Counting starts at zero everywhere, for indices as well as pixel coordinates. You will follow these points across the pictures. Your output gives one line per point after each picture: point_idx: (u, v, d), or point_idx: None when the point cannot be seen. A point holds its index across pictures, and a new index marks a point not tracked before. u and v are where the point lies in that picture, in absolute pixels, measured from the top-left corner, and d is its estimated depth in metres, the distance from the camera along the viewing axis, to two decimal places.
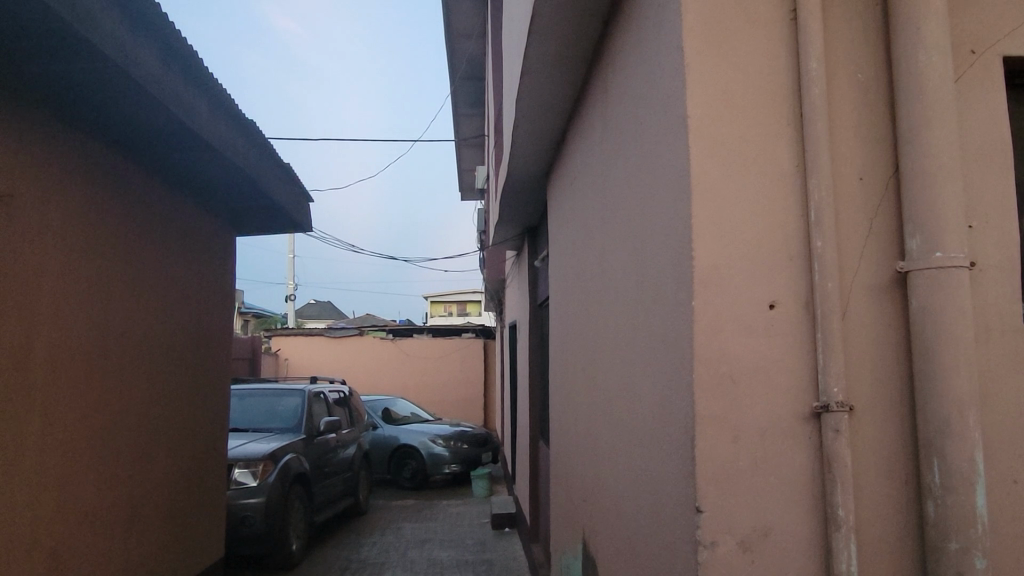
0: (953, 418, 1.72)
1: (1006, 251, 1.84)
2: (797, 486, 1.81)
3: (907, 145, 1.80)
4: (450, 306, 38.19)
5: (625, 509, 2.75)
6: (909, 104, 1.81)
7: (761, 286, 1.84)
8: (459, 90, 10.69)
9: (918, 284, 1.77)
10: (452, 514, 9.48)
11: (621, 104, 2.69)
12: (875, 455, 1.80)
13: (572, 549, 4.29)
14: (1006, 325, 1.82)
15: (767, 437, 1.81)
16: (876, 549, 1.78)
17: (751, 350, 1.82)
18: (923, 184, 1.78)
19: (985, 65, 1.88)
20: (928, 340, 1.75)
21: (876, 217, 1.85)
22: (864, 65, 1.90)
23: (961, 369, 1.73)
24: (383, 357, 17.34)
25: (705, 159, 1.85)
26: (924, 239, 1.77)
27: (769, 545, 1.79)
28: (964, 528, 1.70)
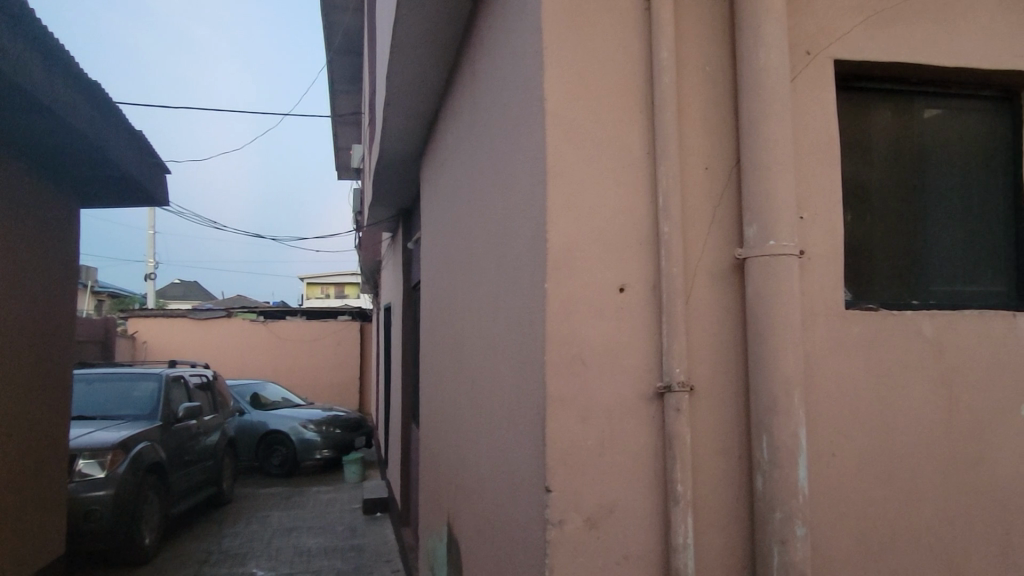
0: (781, 396, 1.83)
1: (832, 241, 1.98)
2: (641, 463, 1.87)
3: (747, 139, 1.90)
4: (327, 288, 37.21)
5: (484, 490, 2.76)
6: (751, 99, 1.89)
7: (612, 269, 1.88)
8: (334, 65, 10.32)
9: (754, 270, 1.87)
10: (321, 500, 9.24)
11: (487, 86, 2.66)
12: (711, 430, 1.90)
13: (438, 532, 4.29)
14: (831, 310, 1.97)
15: (614, 416, 1.86)
16: (711, 521, 1.88)
17: (600, 331, 1.86)
18: (761, 174, 1.87)
19: (818, 67, 2.00)
20: (762, 324, 1.85)
21: (719, 205, 1.94)
22: (712, 60, 1.97)
23: (790, 351, 1.84)
24: (252, 340, 16.61)
25: (561, 143, 1.87)
26: (760, 228, 1.87)
27: (614, 522, 1.84)
28: (788, 499, 1.81)
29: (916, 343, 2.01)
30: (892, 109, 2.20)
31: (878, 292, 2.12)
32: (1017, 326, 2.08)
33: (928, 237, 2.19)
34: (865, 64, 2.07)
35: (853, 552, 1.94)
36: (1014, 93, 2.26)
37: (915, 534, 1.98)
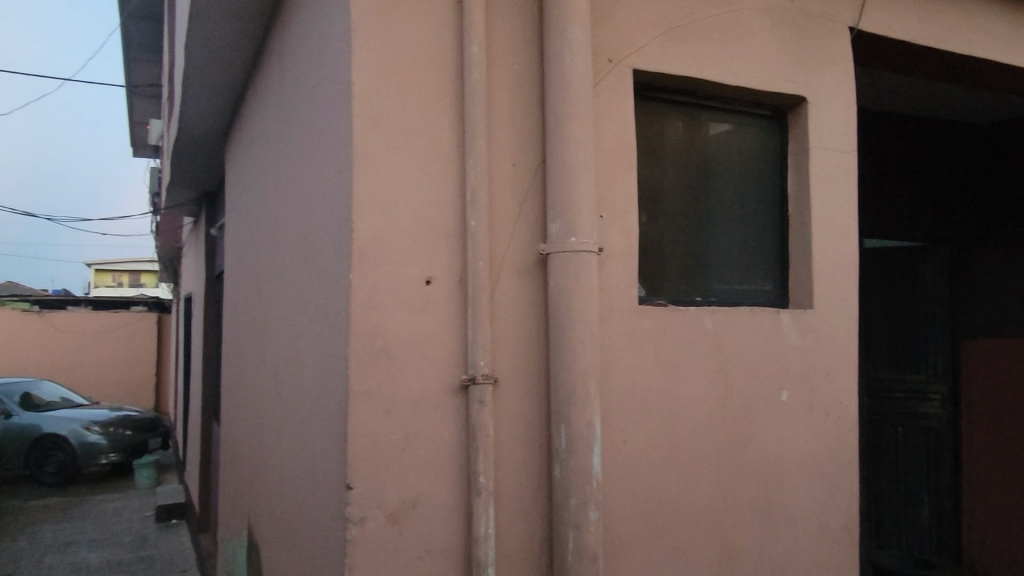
0: (578, 387, 1.91)
1: (627, 240, 2.10)
2: (445, 456, 1.87)
3: (552, 138, 1.95)
4: (120, 276, 33.78)
5: (285, 489, 2.62)
6: (556, 100, 1.95)
7: (418, 262, 1.85)
8: (130, 30, 9.35)
9: (555, 266, 1.94)
10: (107, 509, 8.37)
11: (295, 66, 2.53)
12: (513, 422, 1.94)
13: (238, 537, 4.04)
14: (624, 305, 2.09)
15: (418, 411, 1.84)
16: (512, 510, 1.92)
17: (406, 324, 1.83)
18: (563, 174, 1.94)
19: (617, 75, 2.11)
20: (563, 317, 1.92)
21: (524, 201, 1.98)
22: (520, 59, 2.01)
23: (588, 344, 1.93)
24: (25, 333, 14.66)
25: (369, 130, 1.82)
26: (562, 225, 1.93)
27: (416, 517, 1.82)
28: (582, 485, 1.90)
29: (698, 336, 2.19)
30: (683, 119, 2.38)
31: (666, 288, 2.29)
32: (780, 321, 2.34)
33: (710, 239, 2.40)
34: (659, 75, 2.22)
35: (640, 530, 2.08)
36: (783, 113, 2.53)
37: (693, 511, 2.17)
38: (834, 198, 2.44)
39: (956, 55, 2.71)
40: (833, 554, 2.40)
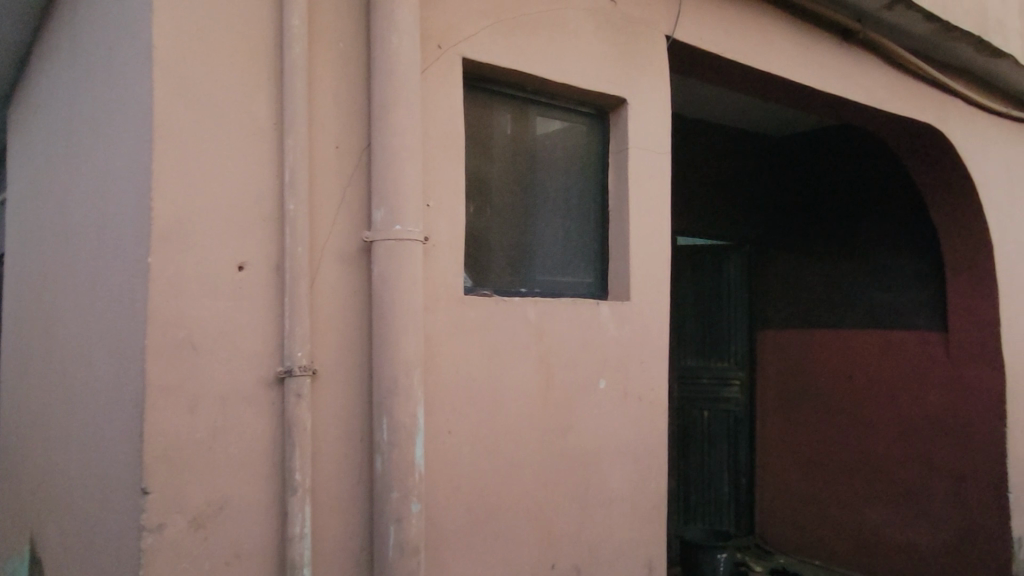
0: (401, 378, 1.87)
1: (454, 230, 2.09)
2: (257, 454, 1.75)
3: (377, 122, 1.89)
4: None
5: (72, 496, 2.34)
6: (382, 83, 1.89)
7: (229, 246, 1.72)
8: None
9: (379, 254, 1.88)
10: None
11: (87, 23, 2.25)
12: (333, 416, 1.86)
13: (17, 553, 3.57)
14: (450, 295, 2.08)
15: (227, 406, 1.71)
16: (330, 506, 1.85)
17: (214, 312, 1.70)
18: (389, 159, 1.88)
19: (446, 62, 2.09)
20: (386, 307, 1.87)
21: (348, 186, 1.91)
22: (345, 37, 1.93)
23: (412, 334, 1.89)
24: None
25: (172, 100, 1.66)
26: (387, 212, 1.88)
27: (224, 520, 1.70)
28: (404, 478, 1.86)
29: (522, 326, 2.23)
30: (511, 113, 2.41)
31: (492, 279, 2.33)
32: (599, 312, 2.44)
33: (536, 231, 2.46)
34: (488, 66, 2.22)
35: (463, 520, 2.09)
36: (605, 113, 2.64)
37: (515, 498, 2.21)
38: (651, 196, 2.58)
39: (757, 71, 2.97)
40: (645, 532, 2.54)
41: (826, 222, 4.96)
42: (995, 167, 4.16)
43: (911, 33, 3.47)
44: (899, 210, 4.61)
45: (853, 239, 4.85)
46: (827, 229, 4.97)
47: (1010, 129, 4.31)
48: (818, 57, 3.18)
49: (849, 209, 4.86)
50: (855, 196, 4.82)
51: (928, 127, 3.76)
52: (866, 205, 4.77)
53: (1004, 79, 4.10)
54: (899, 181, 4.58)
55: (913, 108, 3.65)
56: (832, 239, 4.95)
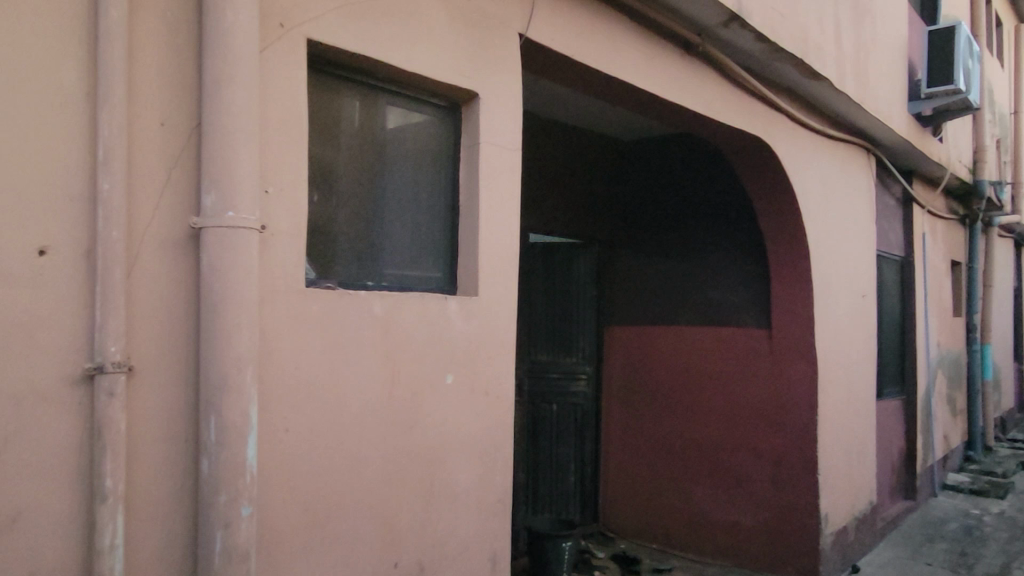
0: (231, 375, 1.75)
1: (294, 218, 1.99)
2: (59, 459, 1.58)
3: (208, 98, 1.76)
4: None
5: None
6: (214, 58, 1.76)
7: (27, 228, 1.54)
8: None
9: (208, 241, 1.75)
10: None
11: None
12: (152, 416, 1.71)
13: None
14: (289, 287, 1.98)
15: (22, 407, 1.52)
16: (148, 514, 1.70)
17: (8, 302, 1.51)
18: (221, 140, 1.76)
19: (289, 41, 1.98)
20: (215, 298, 1.75)
21: (174, 167, 1.76)
22: (173, 5, 1.77)
23: (245, 328, 1.78)
24: None
25: None
26: (218, 196, 1.75)
27: (17, 535, 1.51)
28: (233, 480, 1.75)
29: (367, 321, 2.17)
30: (360, 100, 2.34)
31: (337, 271, 2.27)
32: (447, 307, 2.42)
33: (384, 222, 2.40)
34: (335, 50, 2.14)
35: (299, 523, 2.01)
36: (457, 106, 2.61)
37: (356, 497, 2.15)
38: (502, 192, 2.60)
39: (605, 75, 3.08)
40: (490, 526, 2.56)
41: (668, 225, 5.25)
42: (812, 180, 4.58)
43: (744, 51, 3.74)
44: (733, 216, 4.96)
45: (690, 241, 5.16)
46: (668, 231, 5.25)
47: (825, 145, 4.76)
48: (661, 67, 3.35)
49: (689, 214, 5.16)
50: (694, 199, 5.13)
51: (757, 140, 4.08)
52: (703, 206, 5.10)
53: (821, 100, 4.52)
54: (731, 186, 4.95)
55: (745, 121, 3.94)
56: (672, 241, 5.24)
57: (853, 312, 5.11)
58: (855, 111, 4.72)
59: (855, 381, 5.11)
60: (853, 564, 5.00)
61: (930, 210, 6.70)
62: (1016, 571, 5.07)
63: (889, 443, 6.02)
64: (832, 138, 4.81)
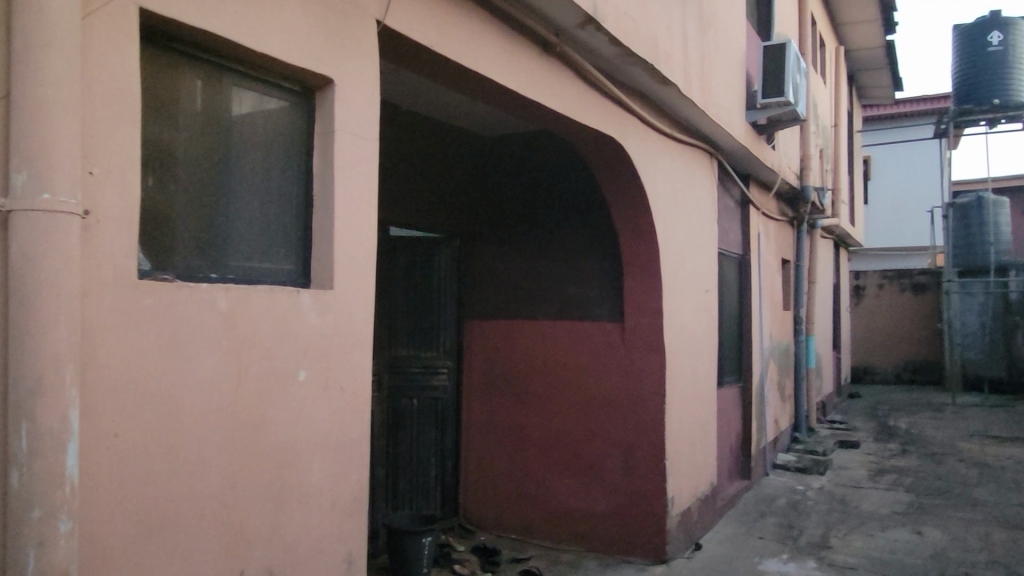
0: (48, 376, 1.57)
1: (124, 203, 1.82)
2: None
3: (17, 66, 1.57)
4: None
5: None
6: (25, 23, 1.57)
7: None
8: None
9: (20, 226, 1.57)
10: None
11: None
12: None
13: None
14: (119, 278, 1.81)
15: None
16: None
17: None
18: (33, 114, 1.57)
19: (118, 8, 1.81)
20: (27, 292, 1.56)
21: None
22: None
23: (65, 324, 1.61)
24: None
25: None
26: (31, 177, 1.57)
27: None
28: (50, 492, 1.58)
29: (209, 317, 2.03)
30: (202, 80, 2.19)
31: (175, 263, 2.11)
32: (299, 301, 2.31)
33: (228, 211, 2.27)
34: (173, 23, 1.98)
35: (131, 535, 1.84)
36: (310, 91, 2.49)
37: (198, 504, 2.01)
38: (360, 182, 2.52)
39: (465, 68, 3.07)
40: (346, 526, 2.48)
41: (527, 220, 5.33)
42: (661, 180, 4.83)
43: (599, 54, 3.88)
44: (588, 214, 5.13)
45: (548, 237, 5.28)
46: (527, 227, 5.34)
47: (673, 148, 5.04)
48: (520, 63, 3.39)
49: (547, 211, 5.27)
50: (550, 198, 5.25)
51: (611, 140, 4.24)
52: (559, 206, 5.23)
53: (669, 105, 4.78)
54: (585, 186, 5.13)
55: (600, 121, 4.08)
56: (531, 236, 5.33)
57: (697, 306, 5.44)
58: (699, 117, 5.03)
59: (698, 371, 5.45)
60: (696, 542, 5.34)
61: (764, 211, 7.27)
62: (834, 539, 5.62)
63: (728, 427, 6.48)
64: (679, 141, 5.10)
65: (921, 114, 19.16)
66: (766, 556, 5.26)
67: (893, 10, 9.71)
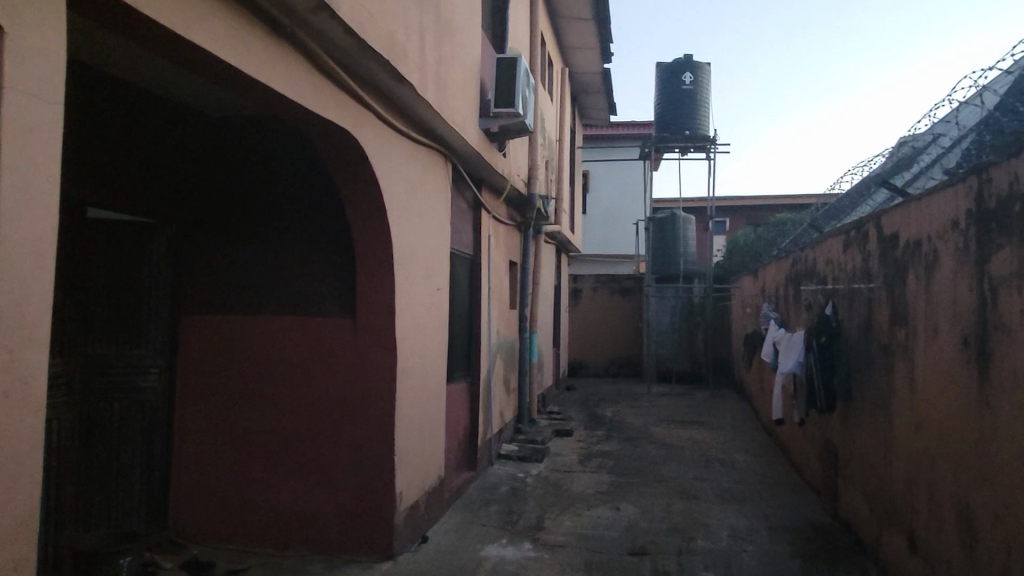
0: None
1: None
2: None
3: None
4: None
5: None
6: None
7: None
8: None
9: None
10: None
11: None
12: None
13: None
14: None
15: None
16: None
17: None
18: None
19: None
20: None
21: None
22: None
23: None
24: None
25: None
26: None
27: None
28: None
29: None
30: None
31: None
32: None
33: None
34: None
35: None
36: None
37: None
38: (36, 150, 2.15)
39: (183, 38, 2.79)
40: (7, 553, 2.09)
41: (252, 209, 4.99)
42: (396, 177, 4.85)
43: (334, 43, 3.77)
44: (319, 206, 4.94)
45: (275, 227, 4.99)
46: (250, 215, 4.99)
47: (408, 146, 5.10)
48: (248, 42, 3.18)
49: (274, 200, 4.98)
50: (277, 188, 4.97)
51: (344, 132, 4.15)
52: (286, 198, 4.97)
53: (404, 104, 4.81)
54: (315, 179, 4.94)
55: (333, 112, 3.97)
56: (255, 226, 5.00)
57: (429, 303, 5.56)
58: (434, 118, 5.13)
59: (428, 367, 5.56)
60: (423, 535, 5.44)
61: (494, 215, 7.67)
62: (547, 521, 6.10)
63: (456, 421, 6.72)
64: (414, 140, 5.16)
65: (629, 137, 21.69)
66: (488, 542, 5.54)
67: (609, 42, 10.87)
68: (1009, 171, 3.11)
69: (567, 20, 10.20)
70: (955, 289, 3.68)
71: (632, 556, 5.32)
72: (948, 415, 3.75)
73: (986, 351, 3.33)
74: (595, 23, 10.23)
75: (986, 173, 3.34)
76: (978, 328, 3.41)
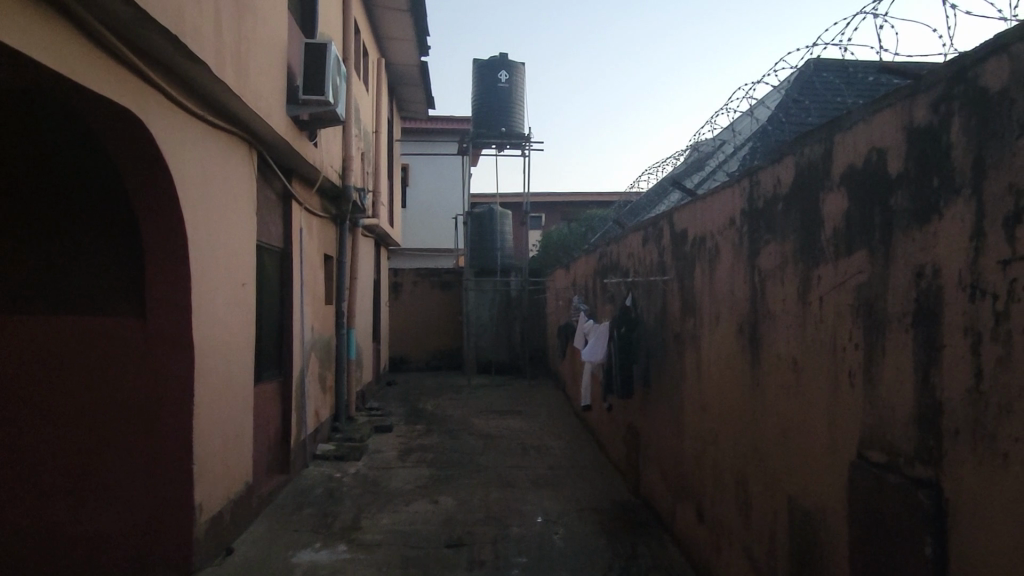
0: None
1: None
2: None
3: None
4: None
5: None
6: None
7: None
8: None
9: None
10: None
11: None
12: None
13: None
14: None
15: None
16: None
17: None
18: None
19: None
20: None
21: None
22: None
23: None
24: None
25: None
26: None
27: None
28: None
29: None
30: None
31: None
32: None
33: None
34: None
35: None
36: None
37: None
38: None
39: None
40: None
41: (31, 211, 4.39)
42: (189, 164, 4.47)
43: (112, 14, 3.39)
44: (109, 209, 4.41)
45: (58, 229, 4.44)
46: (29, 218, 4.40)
47: (205, 130, 4.73)
48: (4, 6, 2.77)
49: (56, 199, 4.39)
50: (58, 189, 4.36)
51: (127, 112, 3.77)
52: (70, 200, 4.39)
53: (198, 85, 4.46)
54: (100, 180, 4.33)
55: (109, 89, 3.58)
56: (34, 228, 4.41)
57: (233, 300, 5.21)
58: (233, 101, 4.79)
59: (233, 366, 5.22)
60: (228, 547, 5.09)
61: (306, 207, 7.36)
62: (363, 520, 5.97)
63: (265, 424, 6.37)
64: (212, 125, 4.82)
65: (448, 132, 21.83)
66: (299, 548, 5.31)
67: (426, 36, 10.84)
68: (774, 174, 3.48)
69: (382, 10, 10.02)
70: (732, 280, 4.07)
71: (448, 549, 5.35)
72: (728, 395, 4.13)
73: (756, 337, 3.71)
74: (411, 16, 10.15)
75: (756, 176, 3.72)
76: (750, 316, 3.79)
